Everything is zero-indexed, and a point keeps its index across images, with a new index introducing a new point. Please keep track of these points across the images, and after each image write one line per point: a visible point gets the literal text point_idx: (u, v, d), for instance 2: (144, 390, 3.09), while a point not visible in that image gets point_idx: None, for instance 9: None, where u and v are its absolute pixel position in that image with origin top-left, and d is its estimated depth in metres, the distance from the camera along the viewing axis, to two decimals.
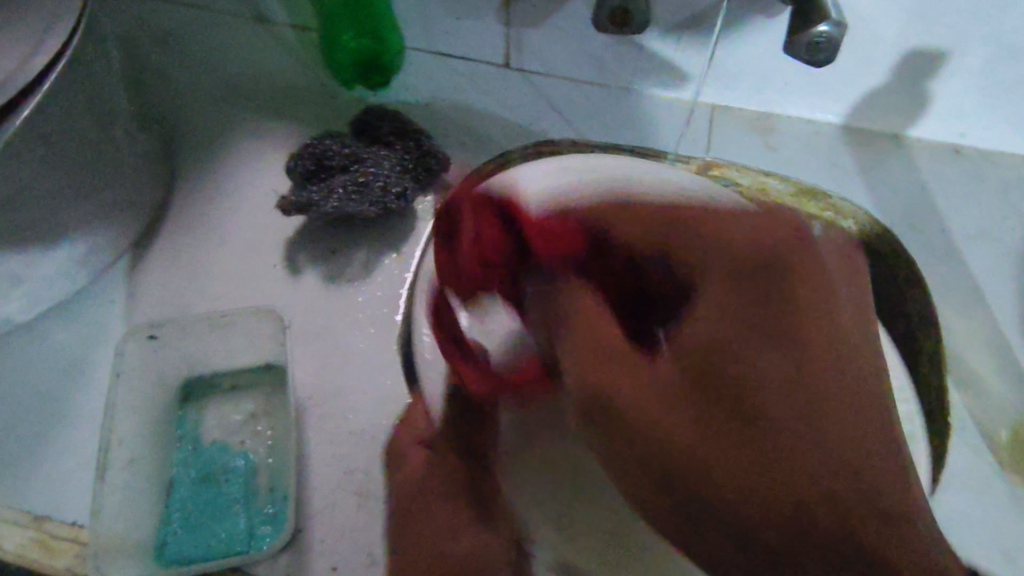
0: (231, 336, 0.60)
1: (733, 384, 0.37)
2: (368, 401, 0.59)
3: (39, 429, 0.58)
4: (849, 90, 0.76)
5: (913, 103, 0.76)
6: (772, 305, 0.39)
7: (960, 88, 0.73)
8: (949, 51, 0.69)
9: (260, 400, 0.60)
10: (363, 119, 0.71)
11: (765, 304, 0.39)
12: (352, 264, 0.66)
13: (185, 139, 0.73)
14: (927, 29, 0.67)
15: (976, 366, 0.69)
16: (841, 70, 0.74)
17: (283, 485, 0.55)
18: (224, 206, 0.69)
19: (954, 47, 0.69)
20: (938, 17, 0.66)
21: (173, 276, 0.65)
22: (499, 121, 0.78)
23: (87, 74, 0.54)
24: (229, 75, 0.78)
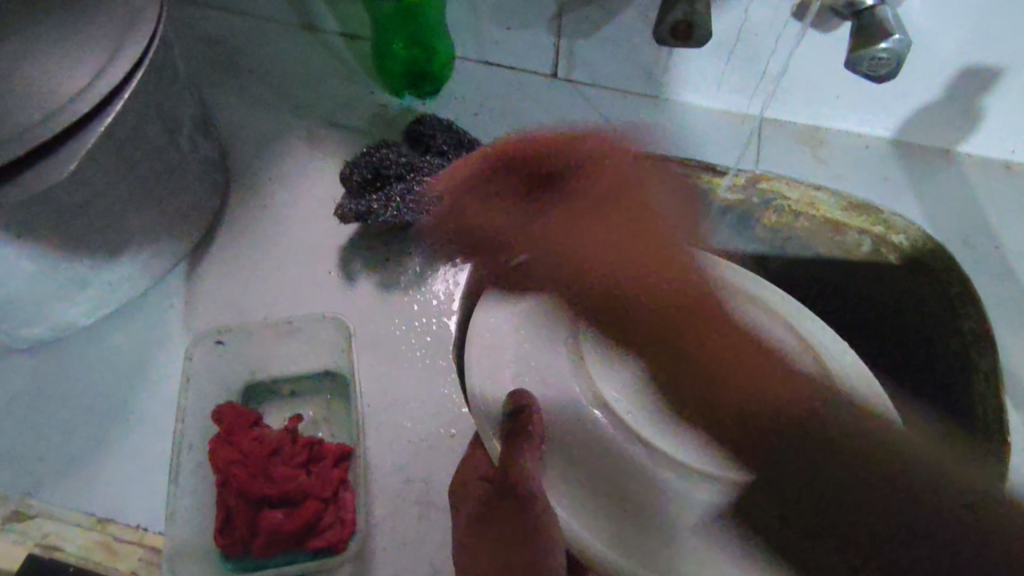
0: (299, 341, 0.62)
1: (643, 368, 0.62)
2: (426, 410, 0.59)
3: (100, 431, 0.58)
4: (904, 105, 0.76)
5: (967, 119, 0.75)
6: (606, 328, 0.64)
7: (1015, 105, 0.73)
8: (1008, 69, 0.69)
9: (319, 407, 0.60)
10: (417, 129, 0.71)
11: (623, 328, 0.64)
12: (408, 272, 0.67)
13: (240, 143, 0.74)
14: (986, 47, 0.67)
15: None
16: (895, 87, 0.74)
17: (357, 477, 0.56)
18: (281, 211, 0.70)
19: (1013, 65, 0.69)
20: (1000, 35, 0.66)
21: (228, 284, 0.65)
22: (550, 131, 0.78)
23: (158, 86, 0.55)
24: (283, 81, 0.79)
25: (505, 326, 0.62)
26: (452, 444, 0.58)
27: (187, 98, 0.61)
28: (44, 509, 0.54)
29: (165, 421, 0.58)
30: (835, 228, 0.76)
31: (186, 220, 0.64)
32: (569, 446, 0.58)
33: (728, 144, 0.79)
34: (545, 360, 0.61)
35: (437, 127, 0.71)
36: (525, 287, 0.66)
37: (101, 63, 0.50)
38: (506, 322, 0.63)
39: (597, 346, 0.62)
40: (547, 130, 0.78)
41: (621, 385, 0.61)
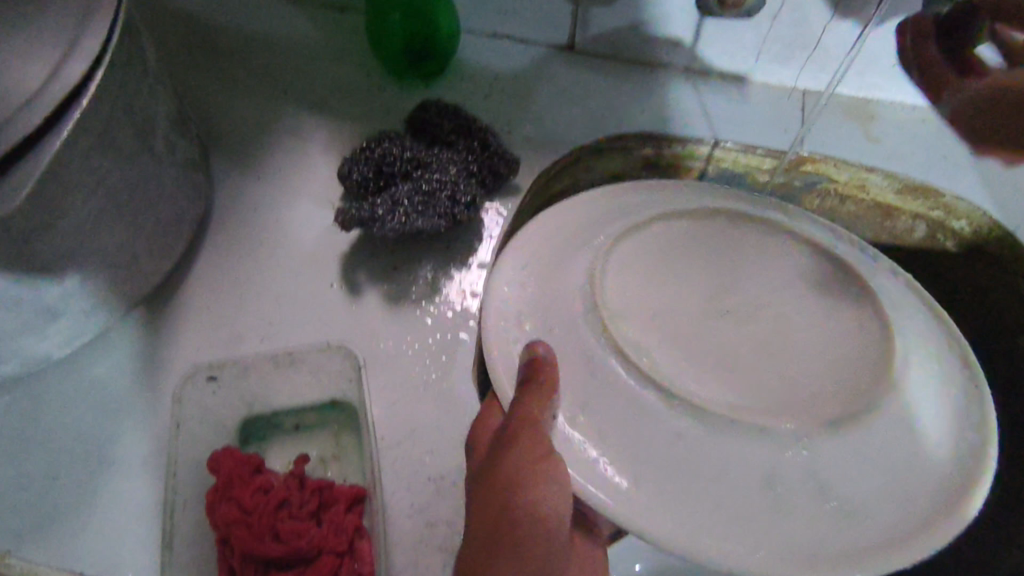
0: (300, 367, 0.56)
1: (485, 540, 0.36)
2: (445, 440, 0.53)
3: (76, 480, 0.50)
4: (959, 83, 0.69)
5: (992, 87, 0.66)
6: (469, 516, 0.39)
7: None
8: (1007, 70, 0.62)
9: (326, 441, 0.55)
10: (420, 116, 0.63)
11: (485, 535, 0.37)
12: (418, 281, 0.60)
13: (224, 133, 0.66)
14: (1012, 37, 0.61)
15: None
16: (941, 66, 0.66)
17: (371, 522, 0.50)
18: (275, 214, 0.63)
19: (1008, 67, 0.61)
20: None
21: (219, 302, 0.58)
22: (569, 112, 0.70)
23: (126, 78, 0.48)
24: (267, 60, 0.70)
25: (516, 266, 0.49)
26: None
27: (157, 90, 0.53)
28: (27, 570, 0.46)
29: (152, 465, 0.51)
30: (887, 214, 0.69)
31: (165, 230, 0.56)
32: (594, 407, 0.41)
33: (769, 121, 0.70)
34: (557, 303, 0.45)
35: (443, 113, 0.63)
36: (558, 214, 0.53)
37: (54, 60, 0.42)
38: (510, 261, 0.49)
39: (625, 303, 0.45)
40: (565, 112, 0.70)
41: (679, 363, 0.43)
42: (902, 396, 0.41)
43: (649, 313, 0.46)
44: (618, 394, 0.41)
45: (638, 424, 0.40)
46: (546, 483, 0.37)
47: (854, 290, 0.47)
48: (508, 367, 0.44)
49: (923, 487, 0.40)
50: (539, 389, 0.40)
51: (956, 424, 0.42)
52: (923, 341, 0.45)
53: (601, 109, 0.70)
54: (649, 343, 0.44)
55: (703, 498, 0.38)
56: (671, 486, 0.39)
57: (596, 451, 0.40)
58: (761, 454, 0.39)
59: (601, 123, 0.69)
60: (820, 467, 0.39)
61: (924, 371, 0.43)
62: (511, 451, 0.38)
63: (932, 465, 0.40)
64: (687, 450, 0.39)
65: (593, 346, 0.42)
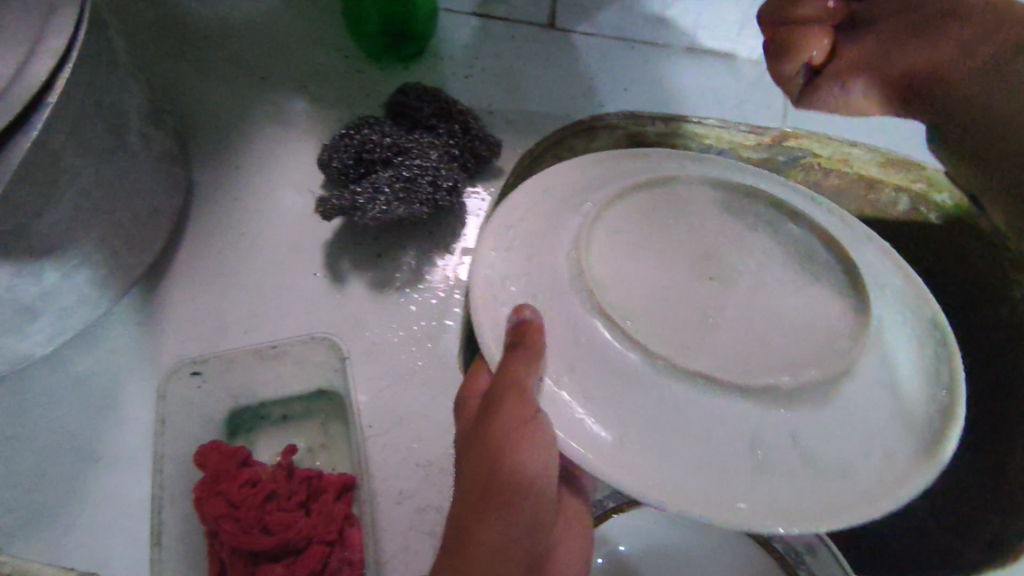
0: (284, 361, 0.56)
1: (478, 500, 0.37)
2: (431, 427, 0.54)
3: (65, 479, 0.50)
4: None
5: None
6: (460, 475, 0.39)
7: None
8: None
9: (315, 431, 0.55)
10: (400, 100, 0.62)
11: (474, 496, 0.37)
12: (402, 268, 0.60)
13: (201, 123, 0.65)
14: None
15: None
16: None
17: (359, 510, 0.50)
18: (256, 204, 0.62)
19: None
20: None
21: (202, 295, 0.58)
22: (550, 94, 0.69)
23: (96, 74, 0.47)
24: (242, 45, 0.69)
25: (500, 240, 0.46)
26: None
27: (130, 84, 0.52)
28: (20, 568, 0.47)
29: (140, 461, 0.51)
30: (868, 185, 0.69)
31: (143, 225, 0.56)
32: (586, 379, 0.40)
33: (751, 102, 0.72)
34: (544, 281, 0.43)
35: (423, 97, 0.62)
36: (541, 183, 0.50)
37: (16, 58, 0.41)
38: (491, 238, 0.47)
39: (608, 268, 0.43)
40: (547, 93, 0.69)
41: (663, 325, 0.41)
42: (870, 364, 0.42)
43: (632, 278, 0.43)
44: (602, 357, 0.40)
45: (623, 386, 0.39)
46: (535, 450, 0.37)
47: (827, 253, 0.45)
48: (495, 332, 0.43)
49: (893, 448, 0.40)
50: (527, 352, 0.39)
51: (927, 382, 0.43)
52: (894, 307, 0.45)
53: (583, 88, 0.70)
54: (630, 305, 0.41)
55: (684, 459, 0.38)
56: (653, 447, 0.38)
57: (583, 411, 0.39)
58: (745, 411, 0.39)
59: (583, 103, 0.69)
60: (798, 427, 0.39)
61: (894, 336, 0.44)
62: (500, 415, 0.38)
63: (903, 426, 0.41)
64: (669, 412, 0.39)
65: (577, 310, 0.41)
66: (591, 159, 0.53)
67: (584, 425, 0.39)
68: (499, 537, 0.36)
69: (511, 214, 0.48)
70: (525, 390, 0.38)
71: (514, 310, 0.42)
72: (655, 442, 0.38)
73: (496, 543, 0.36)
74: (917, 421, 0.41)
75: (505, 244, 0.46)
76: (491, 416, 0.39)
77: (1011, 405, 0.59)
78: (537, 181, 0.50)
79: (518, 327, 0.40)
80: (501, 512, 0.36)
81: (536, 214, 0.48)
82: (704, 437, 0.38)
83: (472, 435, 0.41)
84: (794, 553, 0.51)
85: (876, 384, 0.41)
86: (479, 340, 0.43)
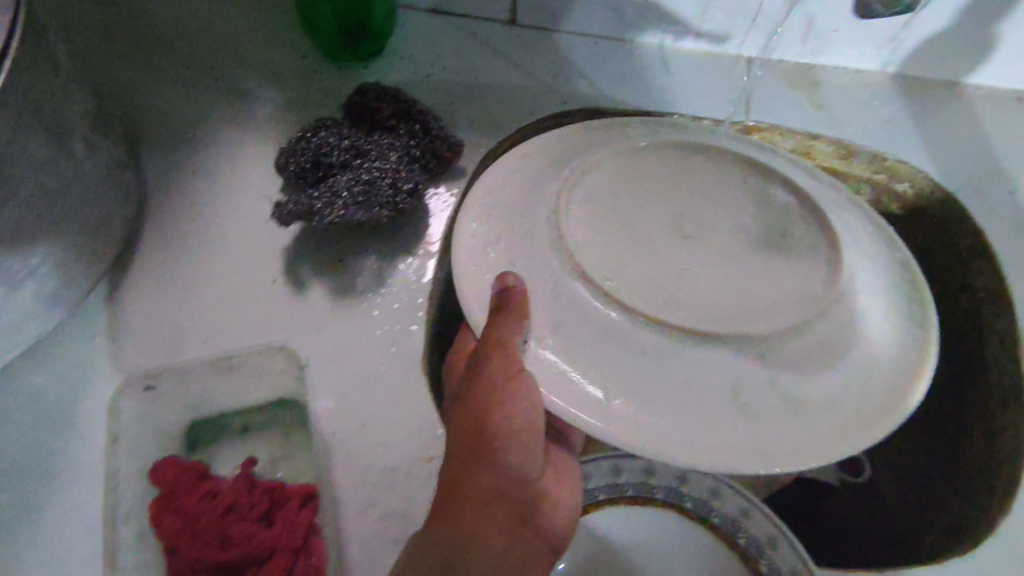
0: (245, 374, 0.55)
1: (466, 453, 0.38)
2: (394, 432, 0.53)
3: (15, 498, 0.48)
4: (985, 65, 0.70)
5: (956, 49, 0.69)
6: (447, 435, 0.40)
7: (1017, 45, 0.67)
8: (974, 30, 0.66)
9: (276, 441, 0.54)
10: (358, 102, 0.61)
11: (462, 451, 0.38)
12: (363, 273, 0.59)
13: (156, 128, 0.63)
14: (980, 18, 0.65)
15: None
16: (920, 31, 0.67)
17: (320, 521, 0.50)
18: (213, 209, 0.61)
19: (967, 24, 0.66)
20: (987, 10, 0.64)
21: (158, 304, 0.57)
22: (513, 92, 0.68)
23: (32, 80, 0.45)
24: (196, 47, 0.67)
25: (475, 223, 0.47)
26: (431, 470, 0.52)
27: (72, 89, 0.50)
28: None
29: (95, 477, 0.49)
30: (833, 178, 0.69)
31: (95, 233, 0.54)
32: (577, 337, 0.41)
33: (717, 90, 0.70)
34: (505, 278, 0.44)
35: (382, 98, 0.61)
36: (521, 156, 0.51)
37: None
38: (468, 219, 0.47)
39: (589, 238, 0.45)
40: (510, 90, 0.68)
41: (638, 285, 0.43)
42: (850, 311, 0.43)
43: (609, 247, 0.45)
44: (585, 317, 0.41)
45: (605, 339, 0.41)
46: (523, 403, 0.38)
47: (798, 210, 0.48)
48: (480, 300, 0.43)
49: (874, 382, 0.41)
50: (510, 314, 0.40)
51: (900, 319, 0.44)
52: (863, 252, 0.47)
53: (546, 85, 0.69)
54: (610, 269, 0.44)
55: (670, 411, 0.39)
56: (644, 399, 0.39)
57: (571, 368, 0.40)
58: (726, 359, 0.40)
59: (547, 101, 0.68)
60: (777, 372, 0.40)
61: (865, 277, 0.45)
62: (486, 373, 0.39)
63: (885, 363, 0.42)
64: (652, 367, 0.40)
65: (559, 274, 0.43)
66: (567, 132, 0.53)
67: (574, 377, 0.40)
68: (485, 491, 0.36)
69: (488, 195, 0.48)
70: (509, 349, 0.39)
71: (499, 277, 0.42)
72: (641, 389, 0.39)
73: (482, 495, 0.36)
74: (892, 362, 0.42)
75: (478, 232, 0.47)
76: (476, 378, 0.39)
77: (969, 389, 0.60)
78: (518, 153, 0.51)
79: (501, 292, 0.41)
80: (488, 465, 0.37)
81: (509, 198, 0.48)
82: (685, 385, 0.39)
83: (457, 397, 0.40)
84: (757, 546, 0.48)
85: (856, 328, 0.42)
86: (465, 309, 0.43)
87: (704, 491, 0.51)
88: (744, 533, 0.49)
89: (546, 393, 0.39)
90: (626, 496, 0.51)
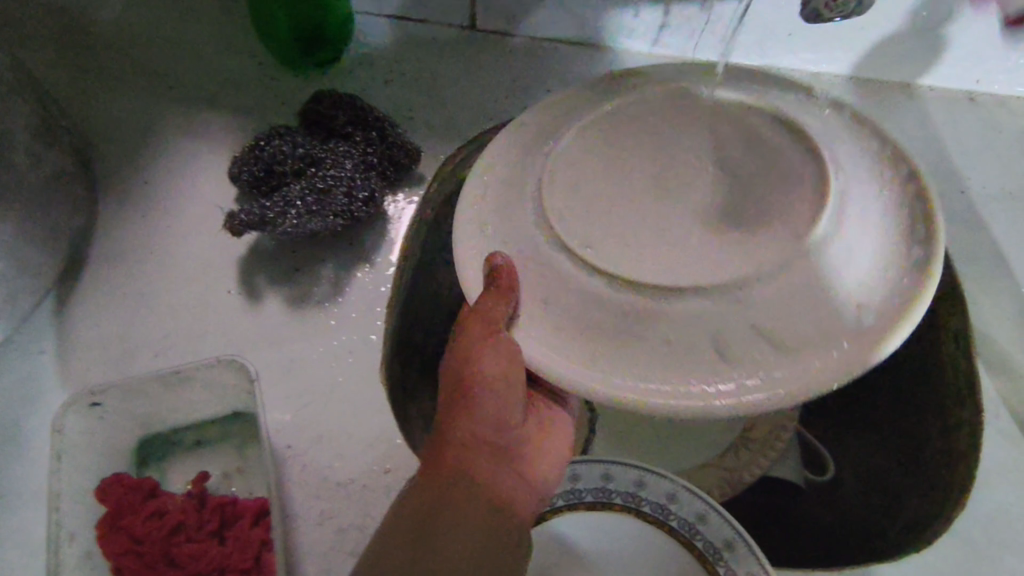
0: (194, 389, 0.52)
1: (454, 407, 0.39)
2: (350, 444, 0.52)
3: None
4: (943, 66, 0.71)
5: (909, 52, 0.69)
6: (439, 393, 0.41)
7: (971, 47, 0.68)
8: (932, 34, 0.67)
9: (229, 455, 0.53)
10: (313, 109, 0.60)
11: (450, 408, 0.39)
12: (319, 282, 0.58)
13: (106, 139, 0.62)
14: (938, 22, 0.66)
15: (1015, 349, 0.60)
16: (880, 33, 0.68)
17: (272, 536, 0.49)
18: (164, 220, 0.60)
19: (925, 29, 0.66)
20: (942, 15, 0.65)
21: (108, 319, 0.56)
22: (472, 98, 0.68)
23: None
24: (147, 55, 0.66)
25: (466, 211, 0.45)
26: (388, 481, 0.51)
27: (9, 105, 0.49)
28: None
29: (42, 496, 0.49)
30: None
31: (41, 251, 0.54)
32: (569, 310, 0.39)
33: None
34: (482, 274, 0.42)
35: (337, 104, 0.60)
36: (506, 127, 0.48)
37: None
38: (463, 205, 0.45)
39: (571, 202, 0.42)
40: (469, 96, 0.68)
41: (620, 243, 0.41)
42: (831, 253, 0.38)
43: (588, 205, 0.42)
44: (573, 286, 0.40)
45: (591, 304, 0.39)
46: (506, 365, 0.39)
47: (787, 136, 0.42)
48: (475, 273, 0.42)
49: (858, 317, 0.38)
50: (500, 288, 0.39)
51: (896, 257, 0.39)
52: (863, 181, 0.41)
53: (505, 90, 0.69)
54: (592, 228, 0.41)
55: (652, 364, 0.38)
56: (628, 355, 0.38)
57: (558, 341, 0.39)
58: (704, 311, 0.38)
59: (505, 106, 0.68)
60: (759, 317, 0.38)
61: (859, 213, 0.40)
62: (471, 339, 0.39)
63: (864, 306, 0.38)
64: (634, 322, 0.39)
65: (540, 245, 0.41)
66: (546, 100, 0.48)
67: (564, 348, 0.39)
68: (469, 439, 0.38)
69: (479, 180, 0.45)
70: (492, 320, 0.39)
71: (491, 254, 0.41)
72: (630, 353, 0.38)
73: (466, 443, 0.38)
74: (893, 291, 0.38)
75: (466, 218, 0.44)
76: (464, 343, 0.40)
77: (929, 387, 0.61)
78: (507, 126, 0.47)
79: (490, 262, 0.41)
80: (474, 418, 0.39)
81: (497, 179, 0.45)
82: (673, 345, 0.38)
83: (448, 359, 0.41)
84: (713, 548, 0.48)
85: (835, 268, 0.38)
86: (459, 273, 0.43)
87: (661, 495, 0.50)
88: (699, 536, 0.48)
89: (535, 363, 0.39)
90: (585, 501, 0.51)
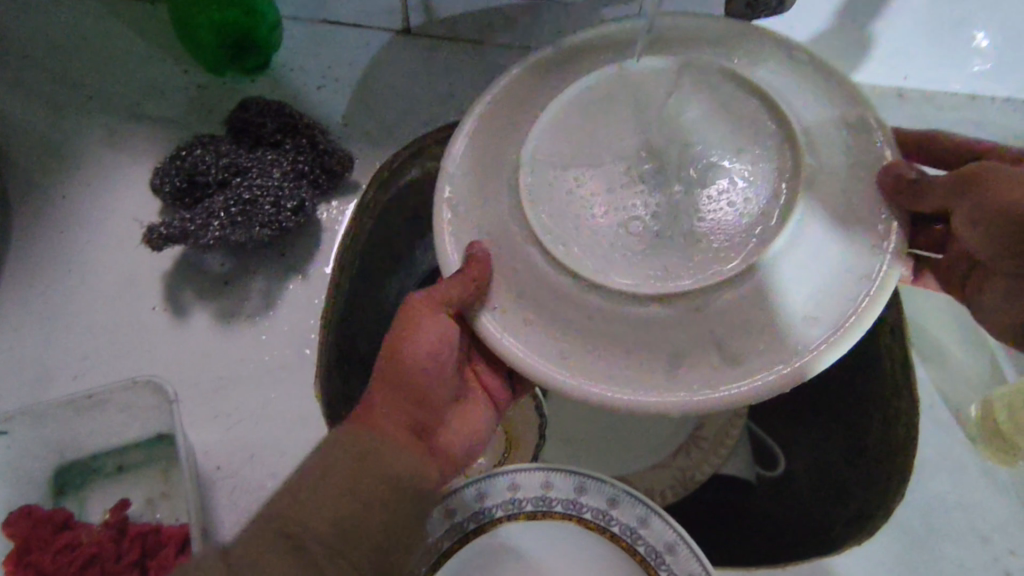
0: (108, 413, 0.49)
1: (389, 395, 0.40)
2: (281, 466, 0.51)
3: None
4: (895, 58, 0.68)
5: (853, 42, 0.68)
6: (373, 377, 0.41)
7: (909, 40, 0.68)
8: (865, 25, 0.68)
9: (152, 481, 0.51)
10: (238, 116, 0.58)
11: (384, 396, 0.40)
12: (249, 296, 0.56)
13: (16, 149, 0.59)
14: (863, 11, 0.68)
15: (948, 343, 0.62)
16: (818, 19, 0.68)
17: None
18: (82, 236, 0.58)
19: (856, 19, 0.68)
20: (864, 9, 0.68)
21: (24, 343, 0.54)
22: (407, 102, 0.66)
23: None
24: (59, 58, 0.62)
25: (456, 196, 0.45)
26: None
27: None
28: None
29: None
30: None
31: None
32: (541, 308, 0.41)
33: None
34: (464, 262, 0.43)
35: (264, 111, 0.58)
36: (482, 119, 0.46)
37: None
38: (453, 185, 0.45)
39: (536, 197, 0.43)
40: (403, 101, 0.66)
41: (579, 241, 0.43)
42: (782, 262, 0.40)
43: (555, 202, 0.43)
44: (546, 285, 0.42)
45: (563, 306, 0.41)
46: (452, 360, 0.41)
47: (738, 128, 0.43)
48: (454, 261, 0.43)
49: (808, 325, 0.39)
50: (472, 285, 0.41)
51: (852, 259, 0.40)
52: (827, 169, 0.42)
53: (441, 94, 0.66)
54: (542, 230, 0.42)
55: (613, 361, 0.40)
56: (591, 351, 0.40)
57: (535, 341, 0.41)
58: (665, 316, 0.40)
59: (442, 112, 0.66)
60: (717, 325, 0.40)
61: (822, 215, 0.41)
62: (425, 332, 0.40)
63: (813, 314, 0.39)
64: (602, 323, 0.41)
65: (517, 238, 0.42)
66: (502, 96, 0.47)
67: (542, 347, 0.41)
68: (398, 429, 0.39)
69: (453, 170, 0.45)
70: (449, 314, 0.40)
71: (472, 248, 0.42)
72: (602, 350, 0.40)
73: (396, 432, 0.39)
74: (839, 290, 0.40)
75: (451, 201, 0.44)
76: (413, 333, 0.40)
77: (866, 378, 0.60)
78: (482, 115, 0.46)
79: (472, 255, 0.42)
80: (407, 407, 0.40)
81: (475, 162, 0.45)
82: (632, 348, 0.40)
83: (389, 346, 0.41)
84: (655, 553, 0.47)
85: (785, 280, 0.40)
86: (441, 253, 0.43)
87: (601, 500, 0.49)
88: (641, 540, 0.48)
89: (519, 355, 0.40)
90: (523, 511, 0.49)
